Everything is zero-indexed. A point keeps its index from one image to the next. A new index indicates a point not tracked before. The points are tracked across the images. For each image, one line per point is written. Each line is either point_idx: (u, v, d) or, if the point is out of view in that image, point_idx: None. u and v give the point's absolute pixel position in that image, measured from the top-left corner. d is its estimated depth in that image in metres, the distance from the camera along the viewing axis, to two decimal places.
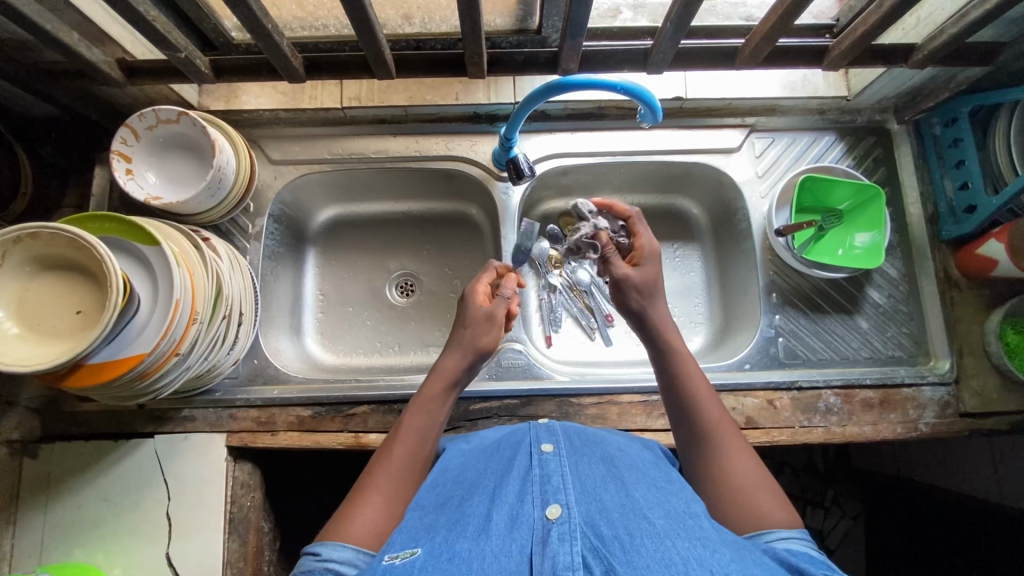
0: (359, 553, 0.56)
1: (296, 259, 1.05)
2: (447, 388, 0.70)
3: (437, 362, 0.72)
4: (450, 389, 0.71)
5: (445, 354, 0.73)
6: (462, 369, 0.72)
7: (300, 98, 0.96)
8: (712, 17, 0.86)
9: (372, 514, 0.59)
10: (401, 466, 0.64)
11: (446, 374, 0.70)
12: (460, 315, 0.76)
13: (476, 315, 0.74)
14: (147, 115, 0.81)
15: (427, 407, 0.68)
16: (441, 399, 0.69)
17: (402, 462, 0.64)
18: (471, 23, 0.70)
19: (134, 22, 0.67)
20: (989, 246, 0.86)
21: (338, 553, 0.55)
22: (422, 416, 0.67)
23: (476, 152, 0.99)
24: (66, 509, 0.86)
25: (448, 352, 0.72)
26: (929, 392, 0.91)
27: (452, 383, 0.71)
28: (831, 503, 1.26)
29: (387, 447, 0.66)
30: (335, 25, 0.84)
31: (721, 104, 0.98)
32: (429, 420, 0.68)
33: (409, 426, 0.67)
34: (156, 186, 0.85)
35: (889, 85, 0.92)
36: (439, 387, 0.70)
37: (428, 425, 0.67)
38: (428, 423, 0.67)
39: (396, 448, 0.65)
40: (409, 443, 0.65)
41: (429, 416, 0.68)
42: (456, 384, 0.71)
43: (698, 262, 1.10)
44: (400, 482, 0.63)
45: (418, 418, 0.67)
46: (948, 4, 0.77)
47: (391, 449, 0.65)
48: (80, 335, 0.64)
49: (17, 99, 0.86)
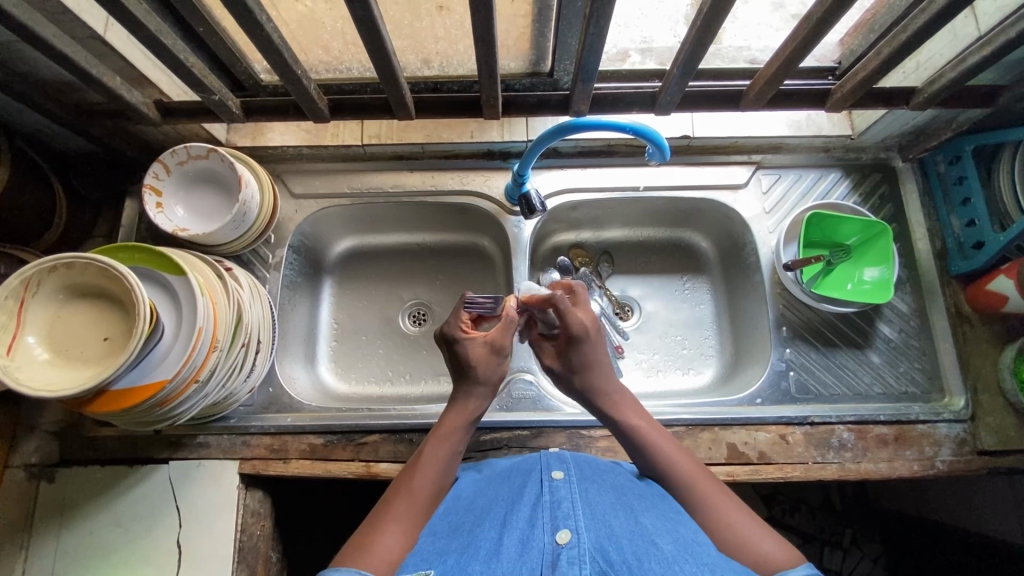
0: None
1: (313, 289, 1.08)
2: (468, 423, 0.70)
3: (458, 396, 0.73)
4: (470, 425, 0.71)
5: (464, 389, 0.72)
6: (483, 406, 0.72)
7: (322, 136, 1.01)
8: (717, 60, 0.89)
9: (391, 543, 0.58)
10: (420, 498, 0.63)
11: (468, 410, 0.71)
12: (456, 353, 0.72)
13: (477, 354, 0.71)
14: (178, 151, 0.85)
15: (448, 439, 0.68)
16: (463, 433, 0.70)
17: (421, 494, 0.64)
18: (488, 70, 0.74)
19: (175, 67, 0.72)
20: (998, 281, 0.87)
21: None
22: (443, 450, 0.68)
23: (489, 187, 1.03)
24: (79, 535, 0.86)
25: (471, 387, 0.71)
26: (945, 429, 0.90)
27: (473, 419, 0.71)
28: (850, 544, 1.21)
29: (405, 479, 0.66)
30: (358, 68, 0.87)
31: (728, 142, 1.01)
32: (450, 454, 0.68)
33: (430, 458, 0.67)
34: (184, 219, 0.89)
35: (892, 125, 0.94)
36: (460, 422, 0.70)
37: (448, 459, 0.67)
38: (448, 457, 0.67)
39: (417, 480, 0.65)
40: (430, 476, 0.65)
41: (450, 449, 0.68)
42: (476, 420, 0.72)
43: (707, 295, 1.11)
44: (417, 514, 0.62)
45: (438, 450, 0.68)
46: (946, 50, 0.80)
47: (412, 480, 0.65)
48: (106, 361, 0.66)
49: (56, 135, 0.91)
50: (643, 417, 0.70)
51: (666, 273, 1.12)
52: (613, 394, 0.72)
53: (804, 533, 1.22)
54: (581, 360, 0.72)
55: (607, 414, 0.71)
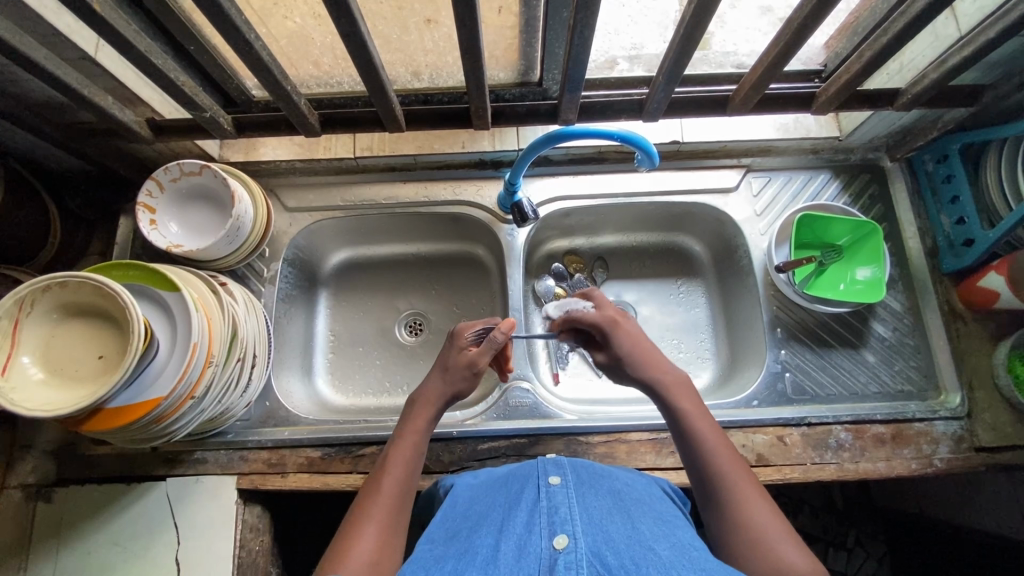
0: None
1: (309, 302, 1.08)
2: (429, 420, 0.72)
3: (417, 394, 0.74)
4: (431, 421, 0.72)
5: (425, 387, 0.74)
6: (443, 402, 0.74)
7: (315, 150, 1.03)
8: (704, 65, 0.90)
9: (367, 542, 0.59)
10: (392, 498, 0.64)
11: (427, 407, 0.72)
12: (444, 355, 0.77)
13: (458, 361, 0.75)
14: (172, 168, 0.86)
15: (411, 438, 0.70)
16: (424, 431, 0.71)
17: (391, 495, 0.64)
18: (477, 82, 0.75)
19: (165, 86, 0.72)
20: (989, 278, 0.87)
21: None
22: (406, 449, 0.68)
23: (482, 197, 1.03)
24: (77, 555, 0.86)
25: (433, 386, 0.74)
26: (942, 427, 0.90)
27: (432, 418, 0.72)
28: (854, 544, 1.20)
29: (374, 481, 0.66)
30: (349, 82, 0.88)
31: (716, 147, 1.02)
32: (415, 453, 0.69)
33: (396, 460, 0.67)
34: (178, 235, 0.89)
35: (878, 126, 0.95)
36: (422, 419, 0.71)
37: (414, 456, 0.68)
38: (414, 454, 0.68)
39: (385, 480, 0.65)
40: (397, 476, 0.65)
41: (414, 447, 0.69)
42: (436, 417, 0.73)
43: (702, 298, 1.11)
44: (391, 514, 0.62)
45: (404, 451, 0.68)
46: (928, 51, 0.81)
47: (381, 481, 0.65)
48: (101, 379, 0.66)
49: (49, 155, 0.91)
50: (693, 400, 0.71)
51: (659, 278, 1.13)
52: (666, 377, 0.73)
53: (808, 534, 1.19)
54: (627, 350, 0.75)
55: (660, 396, 0.72)
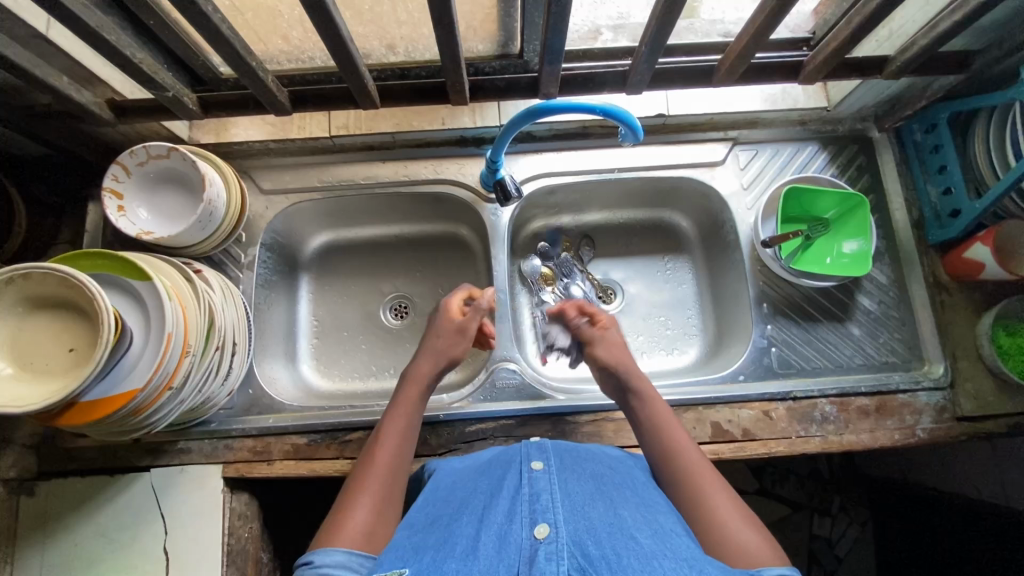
0: (353, 556, 0.56)
1: (290, 287, 1.06)
2: (421, 391, 0.75)
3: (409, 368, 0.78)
4: (422, 394, 0.76)
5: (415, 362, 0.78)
6: (432, 375, 0.77)
7: (289, 129, 0.99)
8: (690, 34, 0.86)
9: (362, 516, 0.61)
10: (389, 469, 0.66)
11: (418, 379, 0.76)
12: (431, 327, 0.83)
13: (447, 329, 0.81)
14: (137, 151, 0.82)
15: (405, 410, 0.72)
16: (418, 403, 0.74)
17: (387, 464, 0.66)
18: (452, 53, 0.71)
19: (122, 63, 0.68)
20: (974, 249, 0.87)
21: (331, 558, 0.55)
22: (401, 421, 0.71)
23: (465, 175, 1.01)
24: (64, 547, 0.85)
25: (423, 361, 0.78)
26: (925, 397, 0.91)
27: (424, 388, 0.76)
28: (838, 511, 1.24)
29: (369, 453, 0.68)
30: (320, 57, 0.84)
31: (703, 120, 1.00)
32: (410, 423, 0.72)
33: (390, 432, 0.69)
34: (148, 221, 0.86)
35: (867, 96, 0.93)
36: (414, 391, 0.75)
37: (408, 427, 0.71)
38: (408, 425, 0.71)
39: (379, 453, 0.67)
40: (392, 447, 0.68)
41: (409, 419, 0.72)
42: (427, 388, 0.77)
43: (689, 274, 1.10)
44: (386, 484, 0.64)
45: (397, 422, 0.71)
46: (918, 16, 0.78)
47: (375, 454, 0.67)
48: (72, 373, 0.64)
49: (8, 140, 0.87)
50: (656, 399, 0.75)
51: (647, 254, 1.12)
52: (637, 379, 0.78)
53: (794, 502, 1.25)
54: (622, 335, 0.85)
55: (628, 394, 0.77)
